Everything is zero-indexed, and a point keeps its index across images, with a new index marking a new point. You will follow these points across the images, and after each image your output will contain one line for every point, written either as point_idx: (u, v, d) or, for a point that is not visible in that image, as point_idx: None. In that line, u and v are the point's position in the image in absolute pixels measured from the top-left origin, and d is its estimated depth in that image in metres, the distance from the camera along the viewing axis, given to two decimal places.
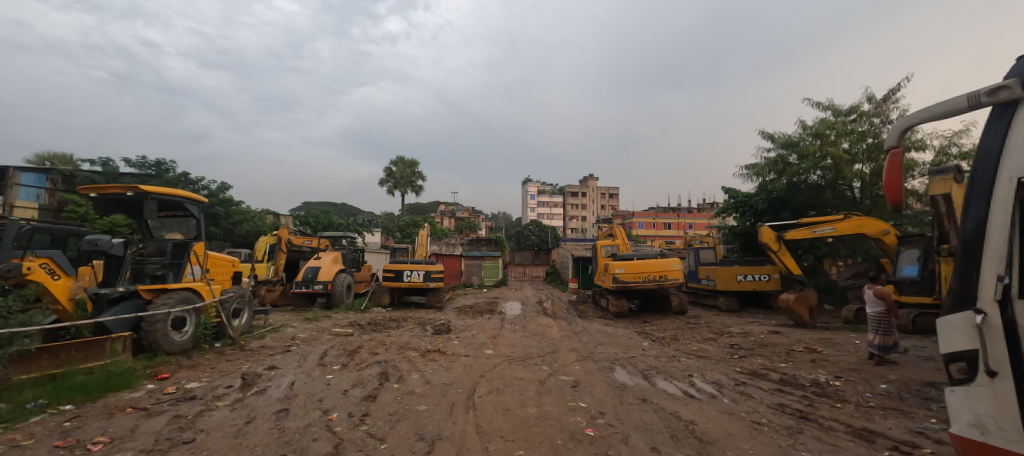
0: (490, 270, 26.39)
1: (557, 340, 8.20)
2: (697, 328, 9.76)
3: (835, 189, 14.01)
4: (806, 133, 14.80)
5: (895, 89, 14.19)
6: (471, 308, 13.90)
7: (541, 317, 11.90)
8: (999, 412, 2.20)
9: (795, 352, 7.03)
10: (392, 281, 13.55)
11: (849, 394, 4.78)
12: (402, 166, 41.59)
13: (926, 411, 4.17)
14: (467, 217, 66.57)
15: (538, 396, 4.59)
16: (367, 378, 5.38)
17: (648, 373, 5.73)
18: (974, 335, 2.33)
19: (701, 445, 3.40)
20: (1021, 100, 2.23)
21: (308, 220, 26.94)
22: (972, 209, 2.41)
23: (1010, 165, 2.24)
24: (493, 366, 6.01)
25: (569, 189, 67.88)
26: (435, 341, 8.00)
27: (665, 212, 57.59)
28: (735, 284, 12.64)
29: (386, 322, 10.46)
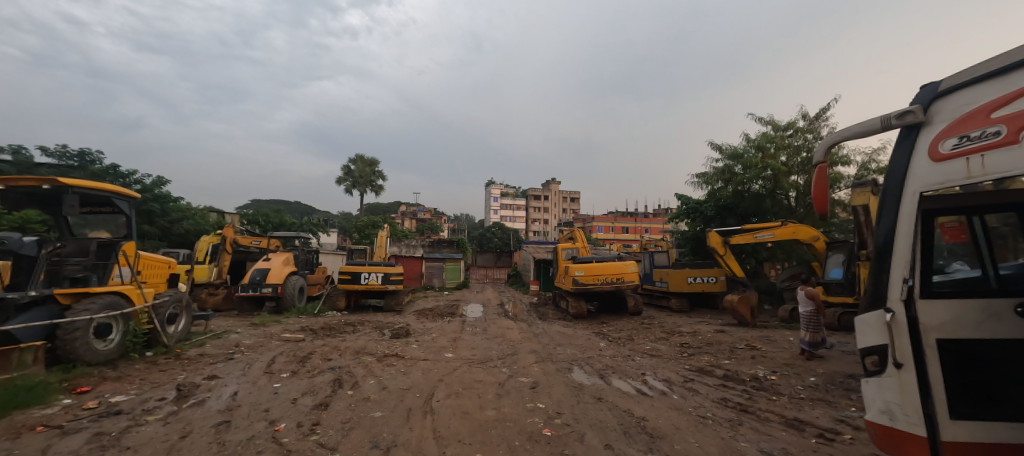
0: (451, 272, 26.09)
1: (517, 342, 8.24)
2: (651, 328, 10.17)
3: (774, 197, 15.18)
4: (749, 145, 15.96)
5: (825, 108, 15.65)
6: (431, 311, 13.69)
7: (501, 319, 11.94)
8: (904, 400, 2.52)
9: (738, 349, 7.52)
10: (348, 283, 13.05)
11: (783, 387, 5.18)
12: (361, 165, 40.23)
13: (847, 400, 4.61)
14: (429, 219, 65.38)
15: (497, 399, 4.59)
16: (319, 386, 5.13)
17: (604, 372, 5.90)
18: (884, 331, 2.63)
19: (652, 440, 3.55)
20: (924, 124, 2.56)
21: (257, 220, 25.34)
22: (884, 219, 2.70)
23: (915, 179, 2.52)
24: (452, 370, 5.93)
25: (532, 192, 68.59)
26: (393, 345, 7.79)
27: (623, 216, 59.76)
28: (686, 286, 13.31)
29: (341, 327, 10.05)
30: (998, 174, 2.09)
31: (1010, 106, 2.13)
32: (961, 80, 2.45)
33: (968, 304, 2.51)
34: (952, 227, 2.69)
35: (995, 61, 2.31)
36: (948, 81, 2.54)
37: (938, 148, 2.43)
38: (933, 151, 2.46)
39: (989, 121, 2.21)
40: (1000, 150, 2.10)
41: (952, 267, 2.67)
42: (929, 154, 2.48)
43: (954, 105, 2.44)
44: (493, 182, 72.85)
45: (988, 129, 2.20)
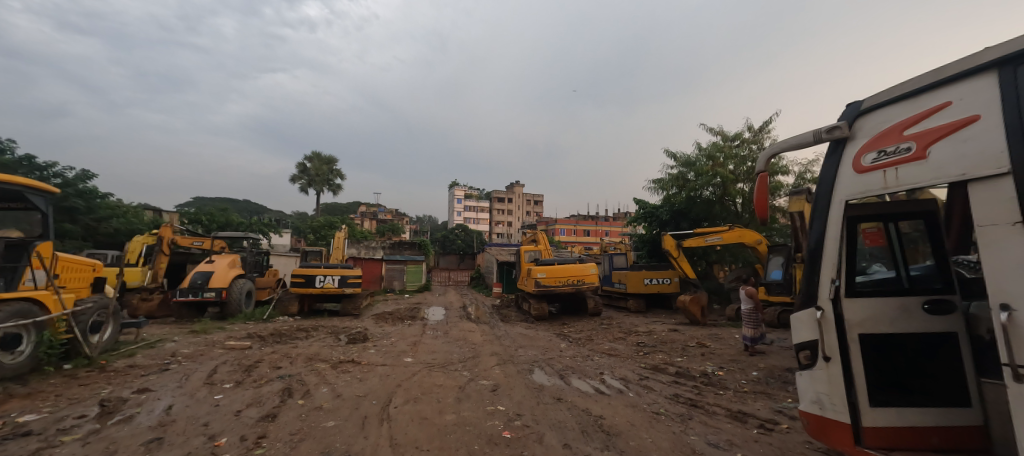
0: (412, 275, 25.57)
1: (479, 345, 8.20)
2: (609, 329, 10.46)
3: (723, 203, 16.18)
4: (701, 154, 16.94)
5: (768, 122, 16.93)
6: (392, 315, 13.33)
7: (463, 322, 11.84)
8: (831, 390, 2.76)
9: (689, 347, 7.90)
10: (301, 286, 12.43)
11: (729, 381, 5.51)
12: (318, 163, 38.54)
13: (784, 392, 4.97)
14: (391, 220, 63.68)
15: (457, 403, 4.52)
16: (266, 396, 4.83)
17: (564, 373, 6.00)
18: (814, 328, 2.86)
19: (608, 438, 3.65)
20: (848, 139, 2.82)
21: (200, 218, 23.54)
22: (815, 225, 2.95)
23: (842, 189, 2.78)
24: (411, 374, 5.79)
25: (496, 194, 68.70)
26: (349, 351, 7.50)
27: (585, 220, 61.45)
28: (642, 287, 13.83)
29: (293, 333, 9.53)
30: (910, 185, 2.37)
31: (919, 125, 2.40)
32: (881, 100, 2.70)
33: (884, 301, 2.78)
34: (870, 233, 3.00)
35: (906, 84, 2.58)
36: (869, 100, 2.81)
37: (861, 160, 2.70)
38: (856, 163, 2.73)
39: (902, 138, 2.48)
40: (911, 164, 2.37)
41: (873, 269, 2.93)
42: (852, 166, 2.75)
43: (874, 122, 2.71)
44: (456, 184, 72.14)
45: (901, 145, 2.48)
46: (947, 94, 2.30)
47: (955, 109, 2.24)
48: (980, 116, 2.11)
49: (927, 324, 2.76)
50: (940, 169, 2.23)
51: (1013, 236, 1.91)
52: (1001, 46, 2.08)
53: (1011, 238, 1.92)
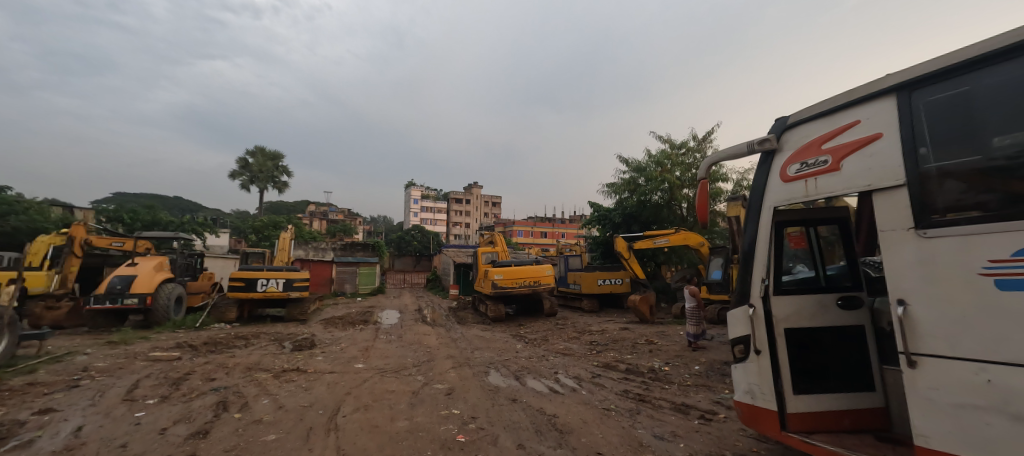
0: (365, 277, 24.65)
1: (434, 348, 8.05)
2: (564, 329, 10.69)
3: (670, 208, 17.13)
4: (651, 160, 17.86)
5: (710, 132, 18.18)
6: (342, 319, 12.75)
7: (419, 325, 11.57)
8: (761, 381, 3.01)
9: (638, 344, 8.27)
10: (241, 291, 11.55)
11: (674, 376, 5.84)
12: (262, 158, 36.05)
13: (722, 384, 5.36)
14: (343, 220, 60.91)
15: (410, 409, 4.40)
16: (197, 411, 4.42)
17: (519, 373, 6.05)
18: (747, 323, 3.10)
19: (561, 436, 3.72)
20: (776, 151, 3.10)
21: (120, 217, 21.18)
22: (748, 228, 3.20)
23: (771, 195, 3.04)
24: (362, 381, 5.56)
25: (455, 194, 67.91)
26: (294, 358, 7.08)
27: (542, 222, 62.55)
28: (596, 287, 14.29)
29: (230, 341, 8.83)
30: (827, 193, 2.64)
31: (834, 140, 2.68)
32: (802, 116, 2.98)
33: (806, 298, 3.09)
34: (794, 236, 3.31)
35: (823, 102, 2.86)
36: (792, 116, 3.09)
37: (787, 170, 2.97)
38: (783, 173, 3.00)
39: (820, 151, 2.75)
40: (828, 175, 2.65)
41: (797, 269, 3.22)
42: (780, 176, 3.01)
43: (797, 137, 2.98)
44: (413, 184, 70.35)
45: (820, 157, 2.75)
46: (855, 113, 2.59)
47: (863, 127, 2.52)
48: (883, 134, 2.39)
49: (841, 318, 3.10)
50: (850, 180, 2.51)
51: (907, 240, 2.21)
52: (898, 74, 2.38)
53: (907, 241, 2.21)
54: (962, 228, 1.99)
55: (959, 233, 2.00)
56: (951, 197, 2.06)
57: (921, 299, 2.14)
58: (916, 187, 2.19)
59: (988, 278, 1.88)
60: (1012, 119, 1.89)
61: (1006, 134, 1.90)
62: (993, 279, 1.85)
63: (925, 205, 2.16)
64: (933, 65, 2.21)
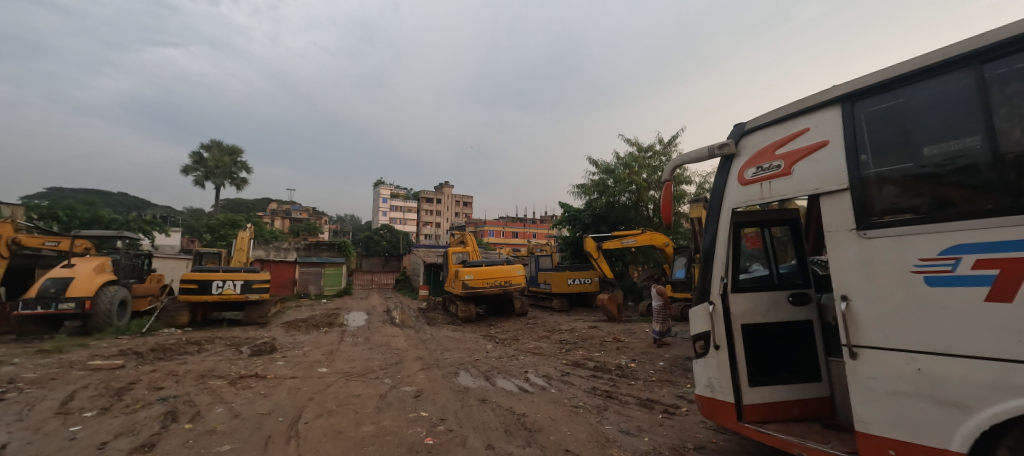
0: (331, 278, 23.84)
1: (402, 350, 7.90)
2: (534, 328, 10.77)
3: (638, 209, 17.65)
4: (619, 162, 18.36)
5: (675, 136, 18.87)
6: (305, 322, 12.27)
7: (387, 327, 11.30)
8: (720, 375, 3.16)
9: (606, 342, 8.46)
10: (194, 293, 10.87)
11: (640, 372, 6.01)
12: (218, 152, 34.09)
13: (684, 378, 5.57)
14: (307, 219, 58.61)
15: (377, 413, 4.29)
16: (142, 423, 4.13)
17: (489, 373, 6.03)
18: (707, 320, 3.25)
19: (530, 434, 3.75)
20: (734, 155, 3.26)
21: (55, 214, 19.41)
22: (709, 229, 3.34)
23: (730, 198, 3.19)
24: (325, 386, 5.38)
25: (426, 194, 66.92)
26: (252, 364, 6.74)
27: (514, 222, 62.78)
28: (566, 287, 14.50)
29: (181, 347, 8.30)
30: (780, 196, 2.79)
31: (786, 146, 2.84)
32: (759, 122, 3.13)
33: (760, 296, 3.26)
34: (750, 237, 3.47)
35: (775, 111, 3.03)
36: (749, 122, 3.25)
37: (744, 174, 3.12)
38: (740, 176, 3.15)
39: (774, 156, 2.91)
40: (781, 179, 2.81)
41: (753, 268, 3.38)
42: (737, 179, 3.17)
43: (753, 142, 3.14)
44: (383, 182, 68.73)
45: (773, 162, 2.90)
46: (803, 121, 2.76)
47: (812, 134, 2.69)
48: (828, 141, 2.57)
49: (791, 314, 3.29)
50: (801, 184, 2.66)
51: (849, 240, 2.38)
52: (842, 86, 2.57)
53: (849, 241, 2.38)
54: (896, 230, 2.17)
55: (895, 234, 2.18)
56: (888, 200, 2.24)
57: (860, 295, 2.32)
58: (857, 191, 2.36)
59: (918, 276, 2.07)
60: (942, 130, 2.10)
61: (935, 144, 2.12)
62: (924, 276, 2.05)
63: (865, 208, 2.33)
64: (873, 79, 2.41)
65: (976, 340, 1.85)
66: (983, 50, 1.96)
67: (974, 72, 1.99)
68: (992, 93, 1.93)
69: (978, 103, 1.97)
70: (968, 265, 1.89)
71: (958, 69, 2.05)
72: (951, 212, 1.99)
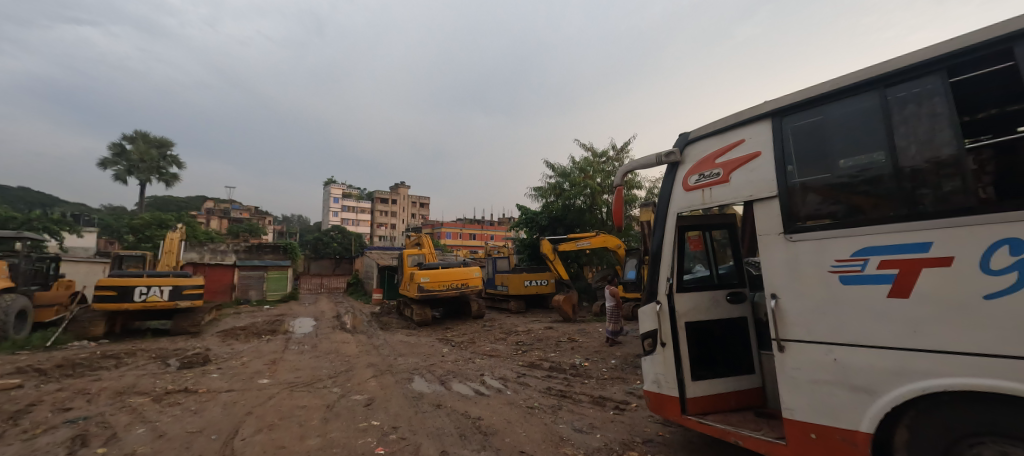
0: (275, 282, 22.41)
1: (353, 357, 7.59)
2: (491, 330, 10.76)
3: (592, 212, 18.21)
4: (575, 167, 18.92)
5: (627, 143, 19.74)
6: (245, 330, 11.40)
7: (336, 333, 10.78)
8: (665, 371, 3.34)
9: (561, 342, 8.65)
10: (112, 301, 9.74)
11: (593, 370, 6.20)
12: (144, 144, 30.93)
13: (634, 375, 5.82)
14: (249, 219, 54.64)
15: (323, 425, 4.07)
16: (43, 450, 3.62)
17: (445, 378, 5.94)
18: (654, 319, 3.44)
19: (485, 438, 3.73)
20: (679, 163, 3.44)
21: None
22: (657, 231, 3.50)
23: (676, 202, 3.36)
24: (267, 398, 5.03)
25: (381, 194, 64.79)
26: (181, 378, 6.16)
27: (472, 224, 62.50)
28: (523, 288, 14.66)
29: (96, 361, 7.41)
30: (720, 202, 2.99)
31: (725, 156, 3.04)
32: (701, 132, 3.32)
33: (702, 295, 3.49)
34: (694, 239, 3.69)
35: (716, 122, 3.23)
36: (693, 132, 3.43)
37: (687, 180, 3.31)
38: (685, 183, 3.33)
39: (714, 165, 3.10)
40: (720, 186, 3.00)
41: (696, 269, 3.60)
42: (682, 185, 3.35)
43: (696, 151, 3.32)
44: (334, 181, 65.60)
45: (713, 170, 3.09)
46: (739, 132, 2.97)
47: (747, 145, 2.89)
48: (760, 153, 2.79)
49: (729, 311, 3.54)
50: (737, 191, 2.87)
51: (778, 242, 2.60)
52: (773, 101, 2.80)
53: (778, 244, 2.60)
54: (817, 234, 2.40)
55: (816, 237, 2.40)
56: (810, 207, 2.47)
57: (787, 293, 2.54)
58: (785, 198, 2.59)
59: (834, 275, 2.31)
60: (854, 145, 2.35)
61: (849, 158, 2.37)
62: (838, 275, 2.29)
63: (792, 213, 2.55)
64: (798, 96, 2.65)
65: (882, 332, 2.09)
66: (887, 75, 2.24)
67: (880, 95, 2.27)
68: (893, 114, 2.21)
69: (881, 122, 2.25)
70: (874, 265, 2.15)
71: (866, 91, 2.33)
72: (862, 219, 2.25)
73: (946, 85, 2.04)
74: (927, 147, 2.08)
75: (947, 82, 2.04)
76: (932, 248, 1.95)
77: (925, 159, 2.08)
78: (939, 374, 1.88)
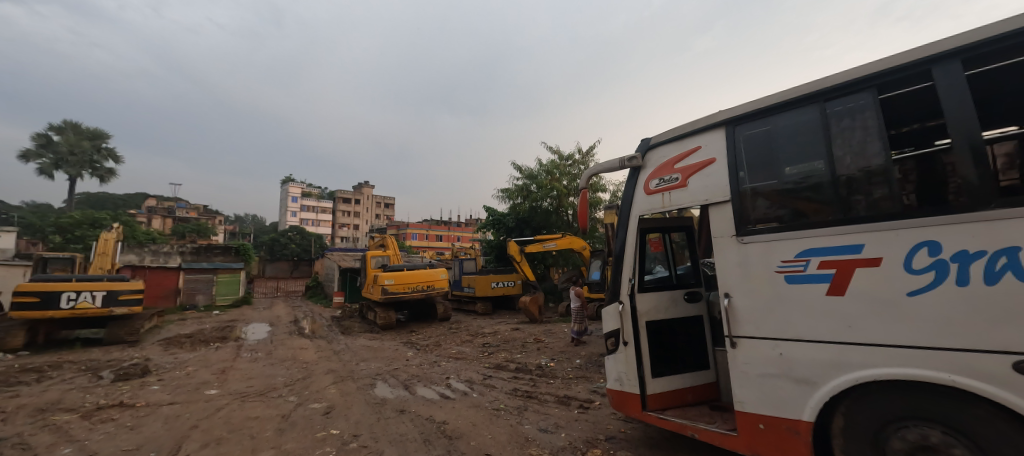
0: (225, 286, 21.12)
1: (311, 364, 7.27)
2: (457, 333, 10.66)
3: (558, 214, 18.49)
4: (542, 169, 19.15)
5: (592, 147, 20.23)
6: (191, 337, 10.63)
7: (293, 339, 10.28)
8: (627, 369, 3.44)
9: (528, 343, 8.71)
10: (34, 309, 8.78)
11: (558, 370, 6.28)
12: (75, 136, 28.28)
13: (598, 373, 5.95)
14: (197, 219, 51.08)
15: (277, 437, 3.87)
16: None
17: (409, 382, 5.82)
18: (617, 319, 3.54)
19: (450, 442, 3.68)
20: (640, 167, 3.55)
21: None
22: (620, 233, 3.60)
23: (638, 205, 3.47)
24: (214, 410, 4.72)
25: (344, 194, 62.65)
26: (115, 391, 5.65)
27: (439, 225, 61.69)
28: (490, 290, 14.65)
29: (12, 377, 6.64)
30: (678, 205, 3.12)
31: (683, 161, 3.17)
32: (662, 138, 3.43)
33: (662, 294, 3.62)
34: (654, 241, 3.82)
35: (675, 129, 3.36)
36: (654, 138, 3.55)
37: (648, 185, 3.42)
38: (646, 187, 3.44)
39: (673, 170, 3.22)
40: (679, 191, 3.13)
41: (656, 269, 3.73)
42: (644, 189, 3.45)
43: (656, 157, 3.44)
44: (292, 180, 62.68)
45: (672, 175, 3.22)
46: (696, 139, 3.11)
47: (704, 151, 3.03)
48: (715, 159, 2.93)
49: (686, 310, 3.71)
50: (694, 195, 3.00)
51: (731, 244, 2.74)
52: (727, 111, 2.95)
53: (730, 246, 2.75)
54: (765, 236, 2.56)
55: (764, 240, 2.56)
56: (760, 211, 2.62)
57: (738, 292, 2.68)
58: (737, 202, 2.73)
59: (780, 275, 2.46)
60: (798, 154, 2.53)
61: (794, 165, 2.54)
62: (784, 275, 2.44)
63: (742, 216, 2.70)
64: (749, 107, 2.81)
65: (822, 328, 2.25)
66: (827, 90, 2.43)
67: (820, 108, 2.45)
68: (831, 126, 2.40)
69: (822, 133, 2.43)
70: (814, 265, 2.31)
71: (809, 104, 2.51)
72: (805, 222, 2.41)
73: (876, 101, 2.24)
74: (860, 157, 2.27)
75: (876, 98, 2.24)
76: (863, 249, 2.13)
77: (858, 168, 2.27)
78: (870, 365, 2.06)
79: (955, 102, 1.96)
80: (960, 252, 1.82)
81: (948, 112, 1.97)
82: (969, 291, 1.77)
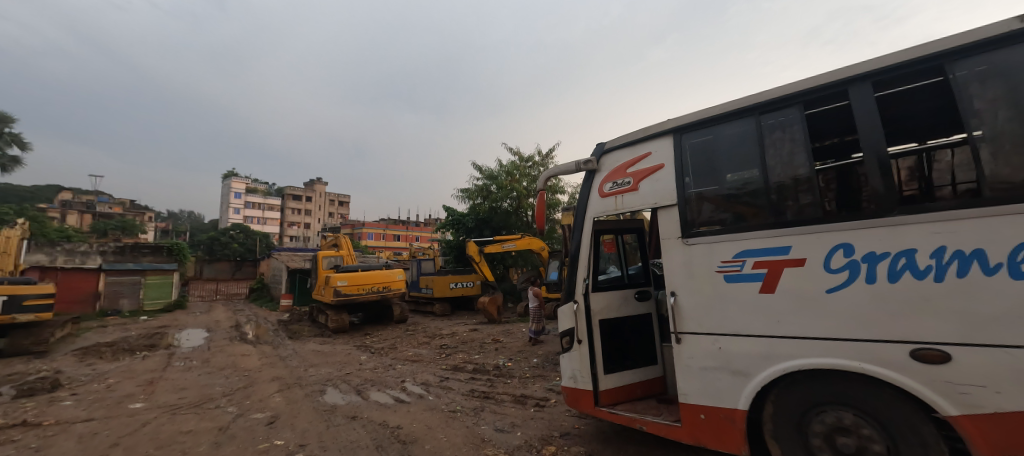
0: (155, 290, 19.29)
1: (254, 371, 6.82)
2: (414, 335, 10.44)
3: (518, 215, 18.66)
4: (502, 170, 19.26)
5: (551, 150, 20.66)
6: (113, 346, 9.60)
7: (234, 345, 9.60)
8: (581, 367, 3.54)
9: (486, 344, 8.71)
10: None
11: (515, 370, 6.33)
12: None
13: (554, 372, 6.07)
14: (122, 215, 46.18)
15: (213, 451, 3.60)
16: None
17: (362, 387, 5.62)
18: (572, 318, 3.64)
19: (403, 447, 3.61)
20: (595, 170, 3.67)
21: None
22: (576, 234, 3.68)
23: (593, 208, 3.58)
24: (139, 426, 4.30)
25: (294, 191, 59.41)
26: (17, 409, 4.99)
27: (397, 224, 60.15)
28: (448, 291, 14.49)
29: None
30: (630, 208, 3.25)
31: (635, 166, 3.31)
32: (615, 143, 3.56)
33: (615, 294, 3.77)
34: (608, 242, 3.97)
35: (628, 135, 3.51)
36: (608, 142, 3.68)
37: (602, 188, 3.53)
38: (600, 190, 3.56)
39: (626, 174, 3.36)
40: (631, 194, 3.27)
41: (610, 269, 3.88)
42: (598, 192, 3.57)
43: (610, 161, 3.56)
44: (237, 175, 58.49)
45: (624, 179, 3.36)
46: (647, 146, 3.26)
47: (654, 157, 3.18)
48: (664, 165, 3.10)
49: (637, 308, 3.88)
50: (645, 198, 3.15)
51: (677, 245, 2.90)
52: (674, 120, 3.13)
53: (677, 247, 2.90)
54: (707, 239, 2.73)
55: (707, 242, 2.73)
56: (704, 215, 2.80)
57: (684, 291, 2.83)
58: (683, 206, 2.90)
59: (720, 275, 2.64)
60: (737, 162, 2.72)
61: (733, 172, 2.73)
62: (723, 275, 2.62)
63: (688, 220, 2.87)
64: (695, 117, 3.00)
65: (756, 323, 2.45)
66: (762, 104, 2.65)
67: (756, 120, 2.66)
68: (765, 137, 2.61)
69: (758, 143, 2.64)
70: (749, 265, 2.50)
71: (746, 116, 2.72)
72: (743, 226, 2.59)
73: (802, 116, 2.47)
74: (789, 167, 2.50)
75: (803, 113, 2.48)
76: (791, 251, 2.34)
77: (788, 177, 2.49)
78: (797, 356, 2.27)
79: (867, 120, 2.21)
80: (868, 254, 2.06)
81: (862, 129, 2.21)
82: (876, 288, 2.01)
